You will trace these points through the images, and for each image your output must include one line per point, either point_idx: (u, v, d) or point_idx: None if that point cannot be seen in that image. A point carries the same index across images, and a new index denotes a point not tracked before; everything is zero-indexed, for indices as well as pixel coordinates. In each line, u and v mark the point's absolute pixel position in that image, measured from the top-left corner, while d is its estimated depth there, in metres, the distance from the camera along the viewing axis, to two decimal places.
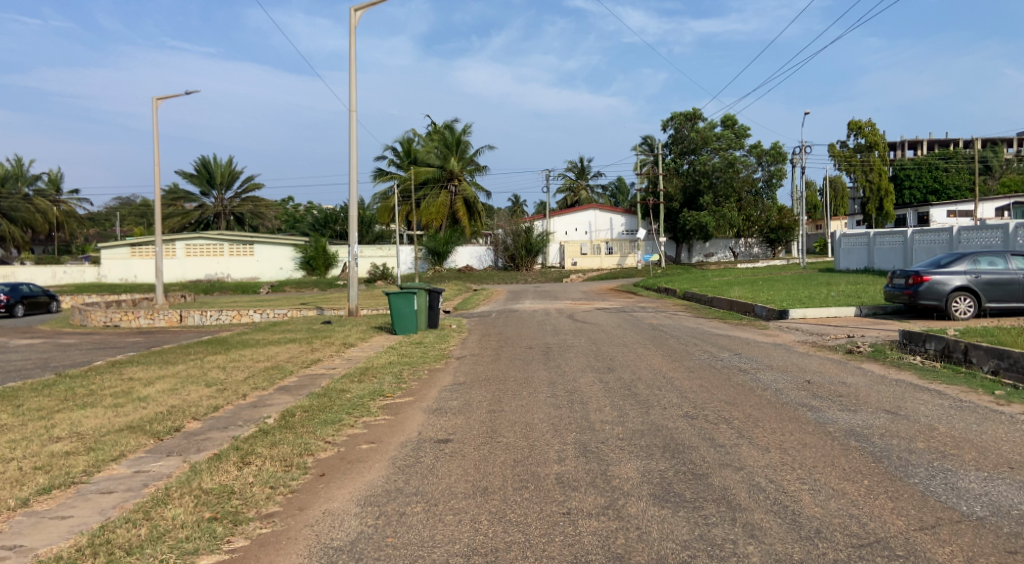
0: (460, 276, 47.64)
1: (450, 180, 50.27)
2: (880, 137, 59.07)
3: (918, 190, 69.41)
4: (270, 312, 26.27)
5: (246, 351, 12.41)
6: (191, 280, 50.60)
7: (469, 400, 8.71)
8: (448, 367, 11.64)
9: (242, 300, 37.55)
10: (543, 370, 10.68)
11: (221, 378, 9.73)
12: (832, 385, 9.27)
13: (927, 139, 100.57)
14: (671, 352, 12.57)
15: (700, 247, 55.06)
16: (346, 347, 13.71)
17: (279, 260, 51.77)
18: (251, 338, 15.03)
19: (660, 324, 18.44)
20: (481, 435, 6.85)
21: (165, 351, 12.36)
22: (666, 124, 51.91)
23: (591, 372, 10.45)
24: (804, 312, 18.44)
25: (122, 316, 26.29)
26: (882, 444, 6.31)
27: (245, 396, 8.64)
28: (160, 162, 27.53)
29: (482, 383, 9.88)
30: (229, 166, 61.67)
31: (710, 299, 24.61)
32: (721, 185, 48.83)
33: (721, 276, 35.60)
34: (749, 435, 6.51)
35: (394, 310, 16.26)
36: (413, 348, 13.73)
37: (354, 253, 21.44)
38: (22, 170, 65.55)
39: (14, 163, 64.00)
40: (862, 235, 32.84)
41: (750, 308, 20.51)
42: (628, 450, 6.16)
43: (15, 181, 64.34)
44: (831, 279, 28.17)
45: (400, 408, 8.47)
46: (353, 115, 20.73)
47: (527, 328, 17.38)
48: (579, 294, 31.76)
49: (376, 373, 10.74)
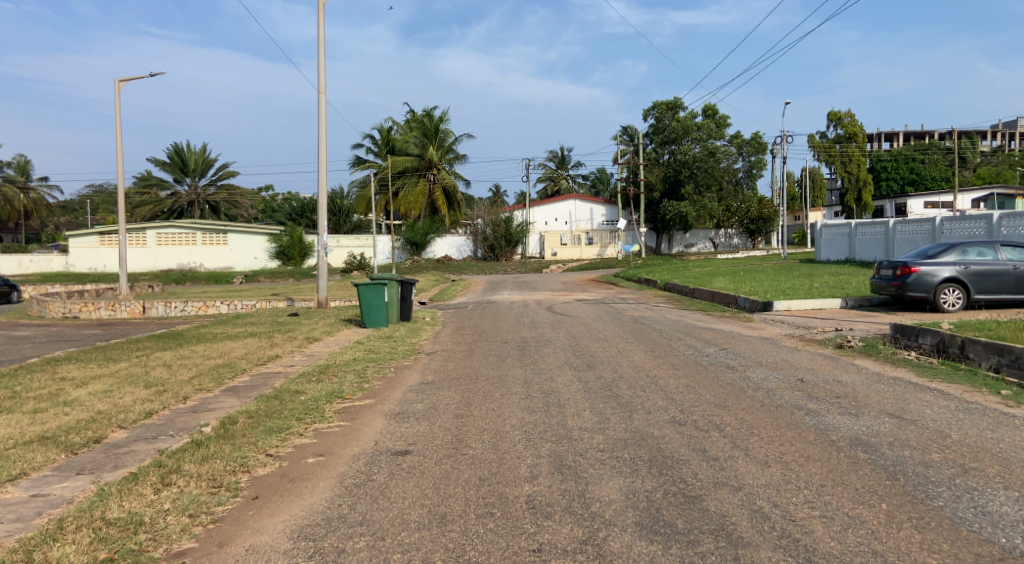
0: (439, 266, 46.76)
1: (428, 169, 49.06)
2: (860, 128, 58.87)
3: (896, 181, 69.67)
4: (238, 303, 25.27)
5: (199, 347, 11.48)
6: (161, 269, 49.13)
7: (435, 403, 7.92)
8: (416, 364, 10.83)
9: (212, 291, 36.42)
10: (518, 368, 9.91)
11: (164, 379, 8.85)
12: (828, 384, 8.59)
13: (902, 131, 101.07)
14: (654, 347, 11.86)
15: (680, 238, 54.53)
16: (309, 341, 12.83)
17: (253, 250, 50.60)
18: (209, 331, 14.12)
19: (642, 316, 17.73)
20: (444, 447, 6.06)
21: (110, 346, 11.42)
22: (648, 113, 51.10)
23: (570, 370, 9.67)
24: (788, 304, 17.83)
25: (82, 307, 25.13)
26: (893, 456, 5.61)
27: (185, 400, 7.78)
28: (123, 147, 26.32)
29: (452, 383, 9.09)
30: (202, 152, 60.14)
31: (692, 290, 23.98)
32: (702, 175, 48.62)
33: (702, 267, 35.09)
34: (745, 445, 5.80)
35: (363, 302, 15.42)
36: (381, 343, 12.89)
37: (324, 242, 20.50)
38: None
39: None
40: (843, 226, 32.41)
41: (733, 300, 19.90)
42: (610, 465, 5.41)
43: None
44: (812, 270, 27.67)
45: (358, 412, 7.66)
46: (322, 99, 19.83)
47: (503, 320, 16.62)
48: (557, 286, 30.97)
49: (337, 371, 9.89)
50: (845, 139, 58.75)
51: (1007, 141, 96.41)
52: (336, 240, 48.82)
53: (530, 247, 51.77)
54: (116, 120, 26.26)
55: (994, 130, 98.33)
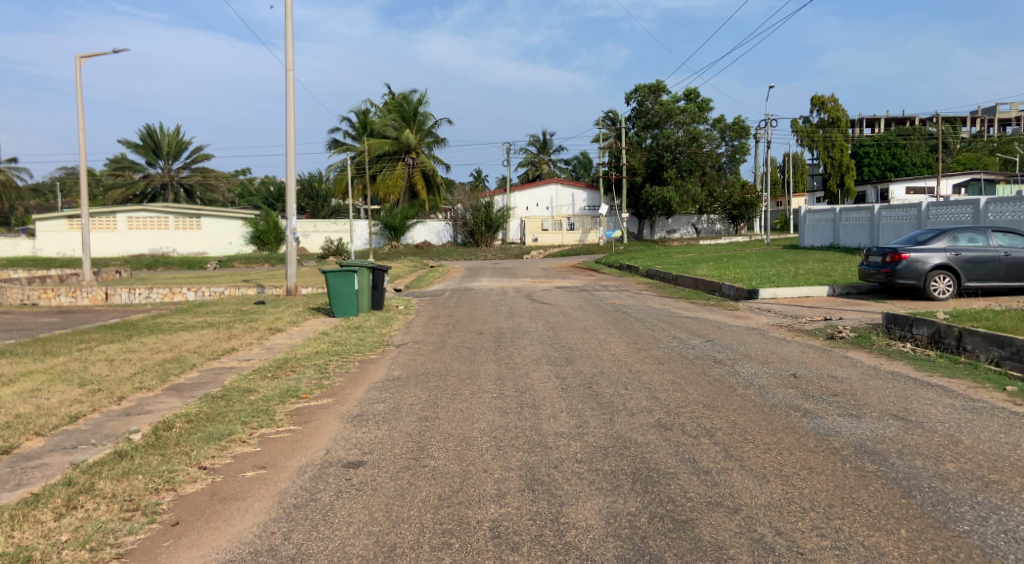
0: (418, 252, 45.93)
1: (407, 153, 48.20)
2: (842, 113, 58.56)
3: (877, 167, 69.56)
4: (206, 290, 24.39)
5: (149, 339, 10.68)
6: (132, 254, 47.84)
7: (400, 404, 7.21)
8: (384, 358, 10.11)
9: (182, 276, 35.34)
10: (492, 363, 9.24)
11: (103, 376, 8.08)
12: (822, 380, 8.02)
13: (884, 117, 101.26)
14: (637, 338, 11.25)
15: (662, 224, 53.97)
16: (271, 332, 12.06)
17: (228, 235, 49.53)
18: (165, 321, 13.30)
19: (624, 305, 17.13)
20: (403, 457, 5.37)
21: (51, 338, 10.58)
22: (630, 97, 50.56)
23: (548, 365, 9.02)
24: (774, 292, 17.32)
25: (41, 294, 24.09)
26: (903, 467, 5.01)
27: (120, 401, 7.03)
28: (85, 127, 25.17)
29: (421, 380, 8.39)
30: (175, 135, 58.61)
31: (675, 278, 23.44)
32: (684, 159, 48.03)
33: (684, 253, 34.59)
34: (740, 455, 5.17)
35: (332, 289, 14.65)
36: (348, 334, 12.14)
37: (294, 227, 19.65)
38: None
39: None
40: (828, 211, 32.06)
41: (717, 287, 19.38)
42: (589, 479, 4.75)
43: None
44: (797, 256, 27.21)
45: (313, 414, 6.96)
46: (292, 78, 18.94)
47: (480, 309, 15.97)
48: (539, 272, 30.32)
49: (296, 366, 9.16)
50: (829, 124, 58.44)
51: (987, 128, 96.86)
52: (313, 224, 47.78)
53: (511, 233, 51.06)
54: (78, 99, 25.11)
55: (974, 117, 98.63)
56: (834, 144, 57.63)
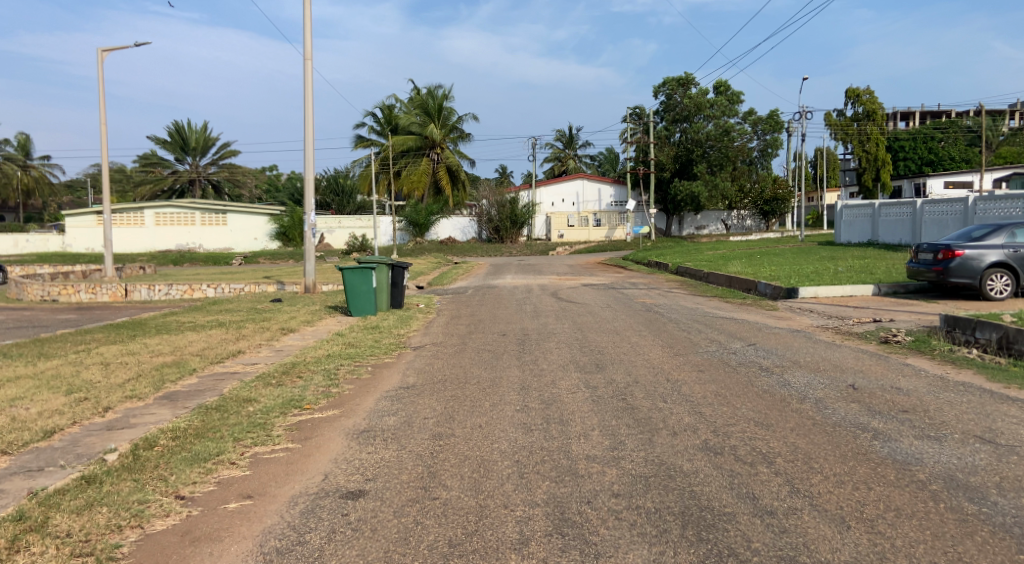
0: (442, 248, 45.28)
1: (431, 148, 47.56)
2: (879, 105, 56.74)
3: (913, 161, 67.57)
4: (225, 287, 23.90)
5: (152, 339, 10.06)
6: (159, 250, 47.77)
7: (413, 417, 6.47)
8: (399, 362, 9.38)
9: (206, 272, 35.02)
10: (515, 370, 8.46)
11: (92, 383, 7.43)
12: (887, 393, 7.13)
13: (920, 111, 98.61)
14: (673, 342, 10.42)
15: (691, 220, 52.90)
16: (283, 332, 11.39)
17: (253, 231, 49.30)
18: (176, 320, 12.72)
19: (655, 304, 16.26)
20: (410, 486, 4.63)
21: (49, 340, 10.01)
22: (659, 90, 49.33)
23: (576, 372, 8.23)
24: (815, 291, 16.33)
25: (61, 290, 23.72)
26: (1009, 508, 4.15)
27: (105, 413, 6.35)
28: (106, 121, 24.80)
29: (437, 388, 7.65)
30: (203, 131, 58.54)
31: (707, 275, 22.49)
32: (714, 154, 46.97)
33: (715, 250, 33.54)
34: (809, 491, 4.33)
35: (348, 287, 14.00)
36: (363, 335, 11.43)
37: (312, 223, 19.05)
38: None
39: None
40: (867, 206, 30.78)
41: (753, 285, 18.41)
42: (629, 521, 3.96)
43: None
44: (835, 253, 26.04)
45: (316, 427, 6.25)
46: (309, 69, 18.32)
47: (504, 308, 15.23)
48: (564, 269, 29.49)
49: (304, 371, 8.48)
50: (864, 117, 56.64)
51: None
52: (337, 220, 47.34)
53: (536, 229, 50.24)
54: (100, 95, 24.75)
55: (1015, 109, 95.54)
56: (869, 138, 55.92)
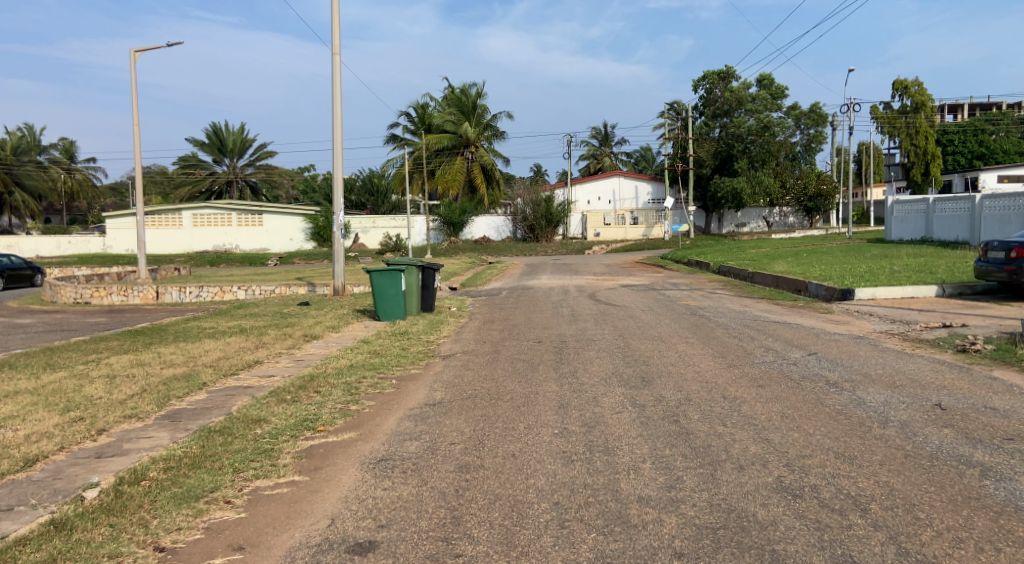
0: (475, 247, 44.66)
1: (466, 147, 47.00)
2: (928, 97, 54.57)
3: (964, 155, 65.04)
4: (256, 289, 23.52)
5: (167, 348, 9.48)
6: (197, 251, 47.95)
7: (438, 442, 5.72)
8: (426, 373, 8.65)
9: (240, 273, 34.87)
10: (552, 384, 7.68)
11: (92, 400, 6.82)
12: (983, 415, 6.19)
13: (967, 104, 95.44)
14: (725, 350, 9.54)
15: (731, 217, 51.37)
16: (305, 340, 10.75)
17: (289, 232, 49.14)
18: (198, 325, 12.20)
19: (700, 307, 15.35)
20: (430, 537, 3.90)
21: (60, 349, 9.52)
22: (697, 85, 48.40)
23: (621, 387, 7.40)
24: (873, 292, 15.27)
25: (93, 292, 23.54)
26: None
27: (97, 437, 5.73)
28: (139, 122, 24.64)
29: (466, 405, 6.91)
30: (240, 133, 58.78)
31: (751, 275, 21.46)
32: (756, 149, 45.47)
33: (758, 248, 32.36)
34: (921, 555, 3.51)
35: (376, 290, 13.36)
36: (390, 343, 10.74)
37: (341, 224, 18.45)
38: (34, 138, 62.86)
39: (27, 132, 61.36)
40: (920, 201, 29.31)
41: (803, 286, 17.37)
42: None
43: (26, 151, 61.17)
44: (886, 251, 24.76)
45: (328, 454, 5.55)
46: (337, 66, 17.76)
47: (539, 311, 14.46)
48: (601, 268, 28.60)
49: (323, 385, 7.82)
50: (912, 110, 54.59)
51: None
52: (371, 220, 47.01)
53: (571, 228, 49.26)
54: (134, 97, 24.56)
55: None
56: (918, 131, 53.89)
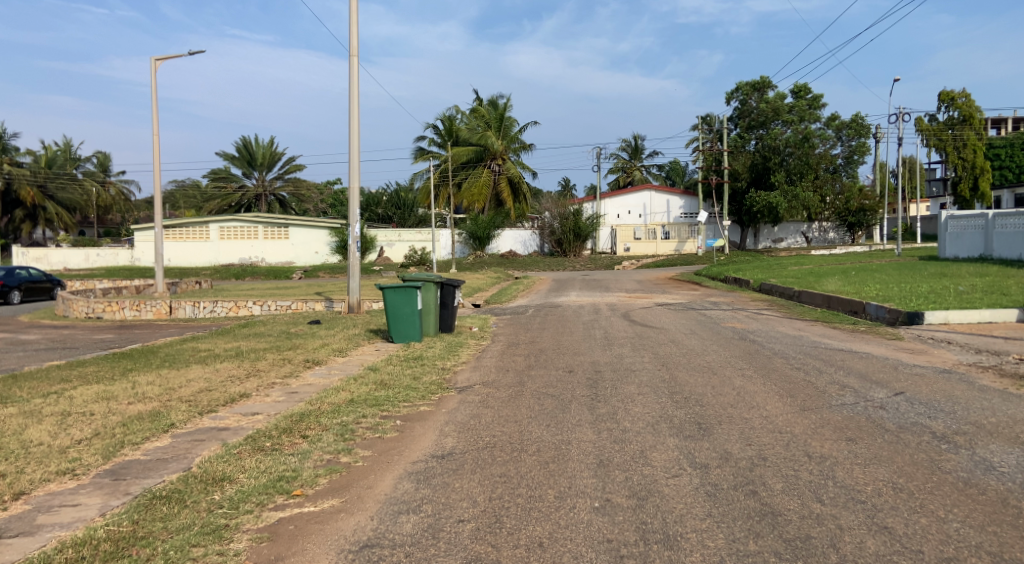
0: (503, 262, 43.45)
1: (492, 158, 46.12)
2: (976, 109, 52.14)
3: (1011, 169, 62.60)
4: (272, 305, 22.48)
5: (146, 377, 8.25)
6: (222, 263, 47.30)
7: (442, 519, 4.38)
8: (438, 411, 7.33)
9: (261, 288, 34.01)
10: (588, 432, 6.27)
11: (28, 448, 5.59)
12: None
13: (1012, 117, 92.82)
14: (792, 388, 8.09)
15: (768, 232, 49.66)
16: (306, 366, 9.51)
17: (315, 244, 48.26)
18: (191, 347, 11.00)
19: (748, 330, 13.85)
20: None
21: (26, 376, 8.35)
22: (731, 96, 47.27)
23: (674, 439, 6.00)
24: (946, 316, 13.68)
25: (105, 306, 22.63)
26: None
27: (7, 504, 4.49)
28: (159, 130, 23.86)
29: (482, 460, 5.56)
30: (269, 146, 58.42)
31: (798, 294, 19.90)
32: (794, 162, 43.57)
33: (799, 265, 30.65)
34: None
35: (389, 309, 12.12)
36: (401, 370, 9.45)
37: (356, 236, 17.23)
38: (69, 152, 63.26)
39: (63, 144, 61.92)
40: (979, 216, 27.48)
41: (862, 308, 15.83)
42: None
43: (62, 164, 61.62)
44: (943, 269, 23.03)
45: (298, 535, 4.21)
46: (355, 70, 16.65)
47: (570, 333, 13.12)
48: (634, 285, 27.17)
49: (312, 426, 6.52)
50: (959, 122, 52.26)
51: None
52: (397, 233, 45.97)
53: (600, 242, 47.79)
54: (153, 105, 23.78)
55: None
56: (966, 144, 51.64)
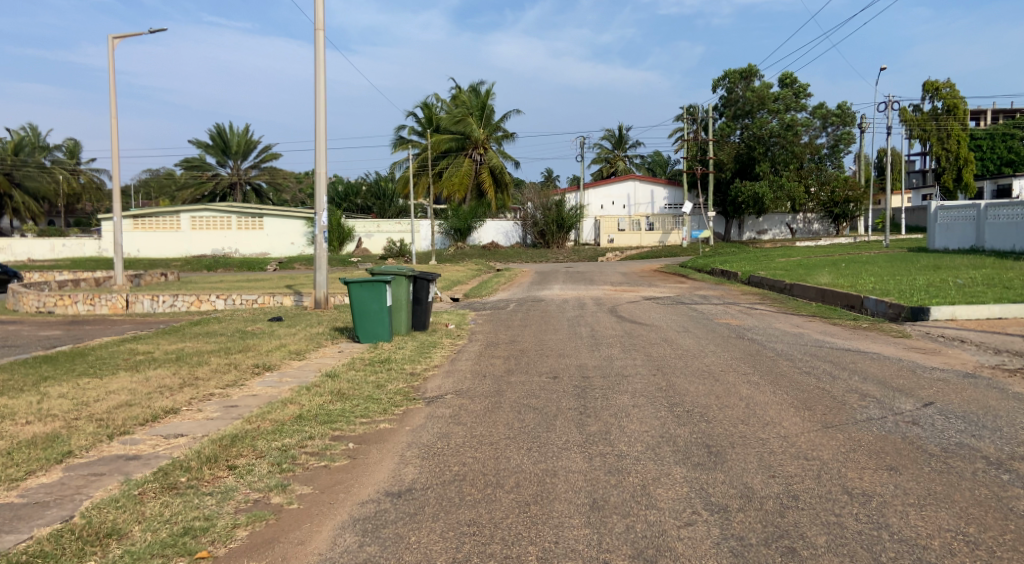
0: (485, 253, 42.33)
1: (474, 148, 44.65)
2: (961, 100, 51.62)
3: (992, 161, 62.39)
4: (237, 299, 21.18)
5: (62, 388, 7.05)
6: (194, 254, 45.67)
7: None
8: (399, 430, 6.21)
9: (232, 280, 32.64)
10: (579, 461, 5.18)
11: None
12: None
13: (991, 110, 92.77)
14: (810, 398, 7.07)
15: (752, 223, 48.89)
16: (254, 373, 8.35)
17: (290, 235, 46.69)
18: (131, 348, 9.80)
19: (744, 327, 12.86)
20: None
21: None
22: (716, 85, 46.35)
23: (681, 468, 4.95)
24: (952, 311, 12.79)
25: (57, 301, 21.25)
26: None
27: None
28: (116, 112, 22.37)
29: (450, 500, 4.48)
30: (243, 134, 56.63)
31: (790, 287, 19.02)
32: (780, 152, 42.79)
33: (786, 256, 29.83)
34: None
35: (356, 306, 10.98)
36: (364, 376, 8.32)
37: (323, 226, 15.99)
38: (37, 139, 61.15)
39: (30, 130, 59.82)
40: (970, 207, 26.75)
41: (859, 301, 14.95)
42: None
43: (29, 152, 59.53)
44: (936, 261, 22.24)
45: None
46: (321, 43, 15.41)
47: (553, 331, 12.09)
48: (619, 277, 26.22)
49: (242, 452, 5.37)
50: (943, 113, 51.85)
51: None
52: (375, 223, 44.65)
53: (584, 233, 46.66)
54: (110, 86, 22.25)
55: None
56: (949, 135, 51.24)
